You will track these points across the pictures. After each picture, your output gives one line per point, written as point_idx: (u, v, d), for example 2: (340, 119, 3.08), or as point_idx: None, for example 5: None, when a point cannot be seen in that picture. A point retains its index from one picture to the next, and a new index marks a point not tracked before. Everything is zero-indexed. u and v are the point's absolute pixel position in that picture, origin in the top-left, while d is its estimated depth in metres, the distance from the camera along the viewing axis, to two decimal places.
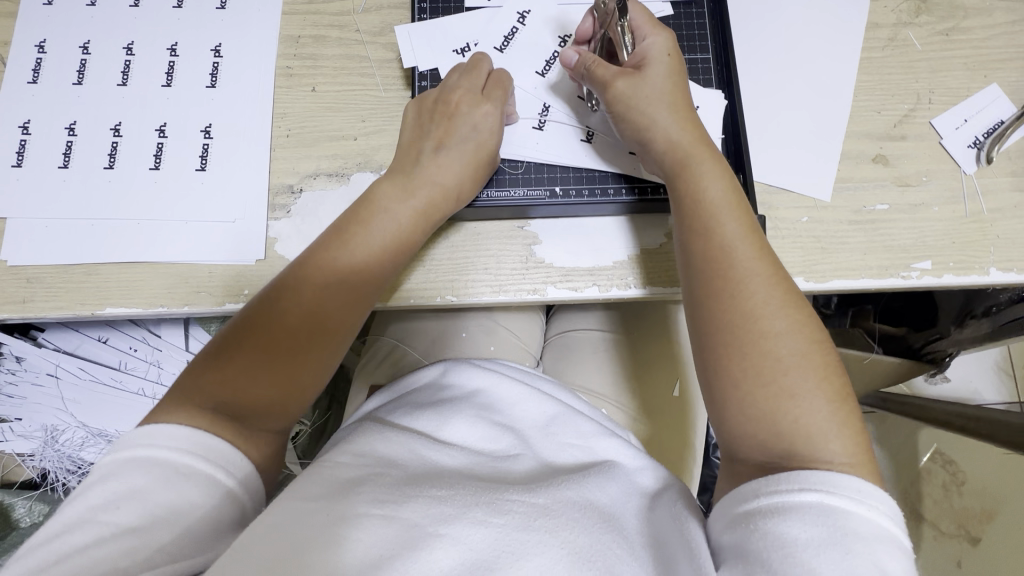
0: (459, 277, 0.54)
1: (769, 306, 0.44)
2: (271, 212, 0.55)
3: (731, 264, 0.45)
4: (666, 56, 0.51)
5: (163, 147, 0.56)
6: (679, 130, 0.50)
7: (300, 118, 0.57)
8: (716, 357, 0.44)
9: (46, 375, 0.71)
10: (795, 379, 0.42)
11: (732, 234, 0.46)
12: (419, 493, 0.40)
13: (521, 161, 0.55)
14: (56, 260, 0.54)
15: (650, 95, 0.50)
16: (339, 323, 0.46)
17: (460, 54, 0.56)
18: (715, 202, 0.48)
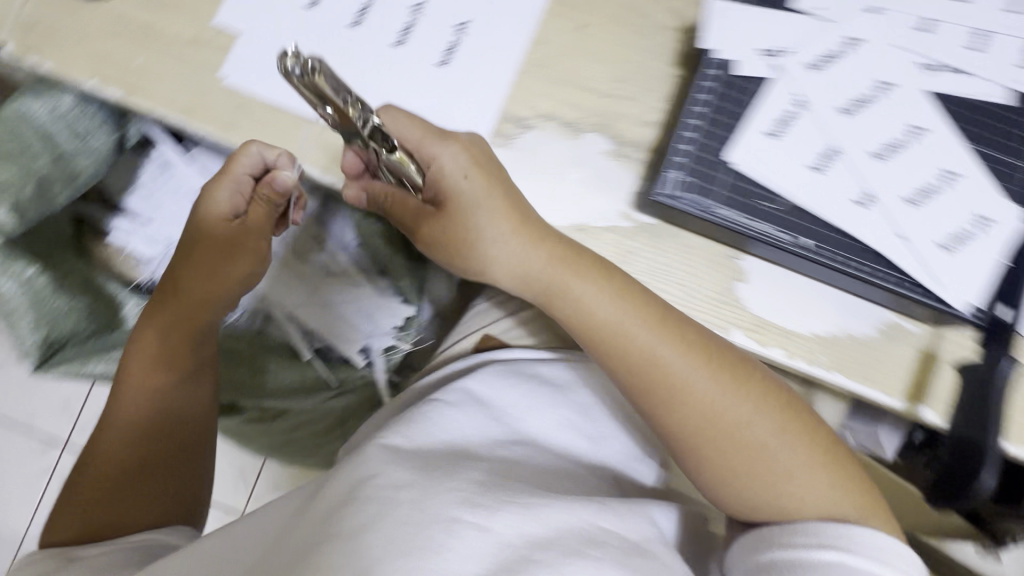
0: (651, 282, 0.51)
1: (718, 398, 0.47)
2: (493, 137, 0.52)
3: (681, 392, 0.47)
4: (461, 176, 0.47)
5: (412, 27, 0.52)
6: (566, 281, 0.48)
7: (557, 54, 0.53)
8: (695, 466, 0.47)
9: (188, 190, 0.72)
10: (780, 462, 0.46)
11: (662, 354, 0.47)
12: (507, 500, 0.44)
13: (785, 201, 0.46)
14: (272, 98, 0.52)
15: (468, 200, 0.48)
16: (162, 421, 0.53)
17: (763, 56, 0.46)
18: (639, 334, 0.47)
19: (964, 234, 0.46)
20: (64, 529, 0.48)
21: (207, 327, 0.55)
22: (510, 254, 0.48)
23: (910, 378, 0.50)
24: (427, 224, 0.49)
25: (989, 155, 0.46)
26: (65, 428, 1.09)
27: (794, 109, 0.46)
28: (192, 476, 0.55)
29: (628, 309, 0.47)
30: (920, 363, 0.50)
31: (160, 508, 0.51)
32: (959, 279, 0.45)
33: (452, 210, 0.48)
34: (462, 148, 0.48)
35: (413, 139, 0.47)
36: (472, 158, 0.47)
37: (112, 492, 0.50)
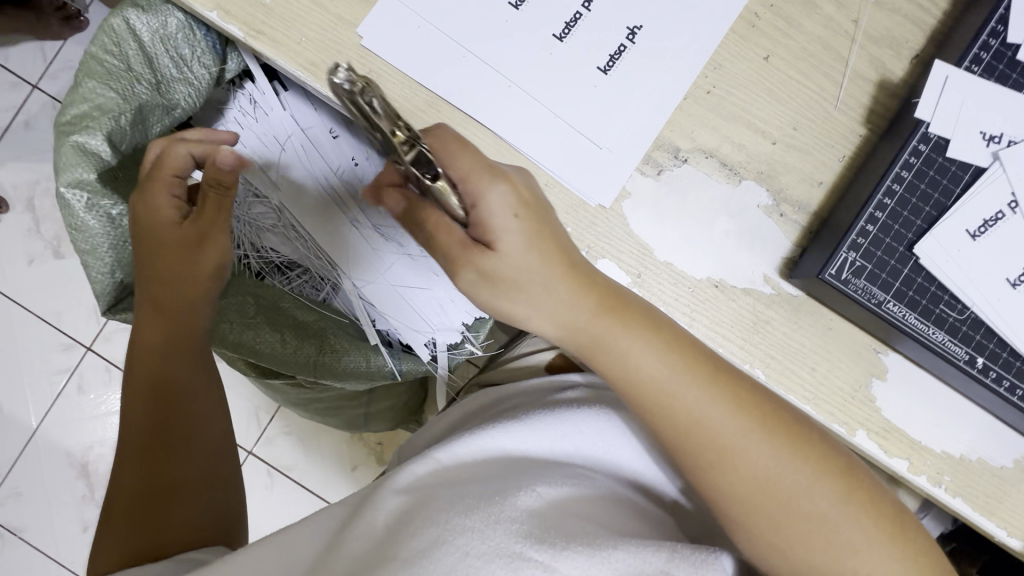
0: (782, 359, 0.46)
1: (777, 466, 0.39)
2: (642, 163, 0.46)
3: (728, 454, 0.40)
4: (512, 216, 0.38)
5: (579, 20, 0.46)
6: (622, 338, 0.40)
7: (733, 82, 0.46)
8: (756, 549, 0.41)
9: (271, 136, 0.66)
10: (845, 534, 0.39)
11: (717, 424, 0.39)
12: (569, 537, 0.41)
13: (969, 312, 0.41)
14: (409, 70, 0.46)
15: (517, 254, 0.38)
16: (167, 424, 0.49)
17: (985, 142, 0.40)
18: (690, 399, 0.40)
19: None
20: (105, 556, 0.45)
21: (196, 315, 0.53)
22: (552, 305, 0.40)
23: None
24: (477, 262, 0.38)
25: None
26: (94, 335, 1.07)
27: (1006, 210, 0.40)
28: (223, 467, 0.51)
29: (676, 365, 0.40)
30: None
31: (199, 514, 0.47)
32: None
33: (504, 262, 0.38)
34: (511, 191, 0.38)
35: (467, 164, 0.38)
36: (523, 199, 0.39)
37: (142, 517, 0.46)
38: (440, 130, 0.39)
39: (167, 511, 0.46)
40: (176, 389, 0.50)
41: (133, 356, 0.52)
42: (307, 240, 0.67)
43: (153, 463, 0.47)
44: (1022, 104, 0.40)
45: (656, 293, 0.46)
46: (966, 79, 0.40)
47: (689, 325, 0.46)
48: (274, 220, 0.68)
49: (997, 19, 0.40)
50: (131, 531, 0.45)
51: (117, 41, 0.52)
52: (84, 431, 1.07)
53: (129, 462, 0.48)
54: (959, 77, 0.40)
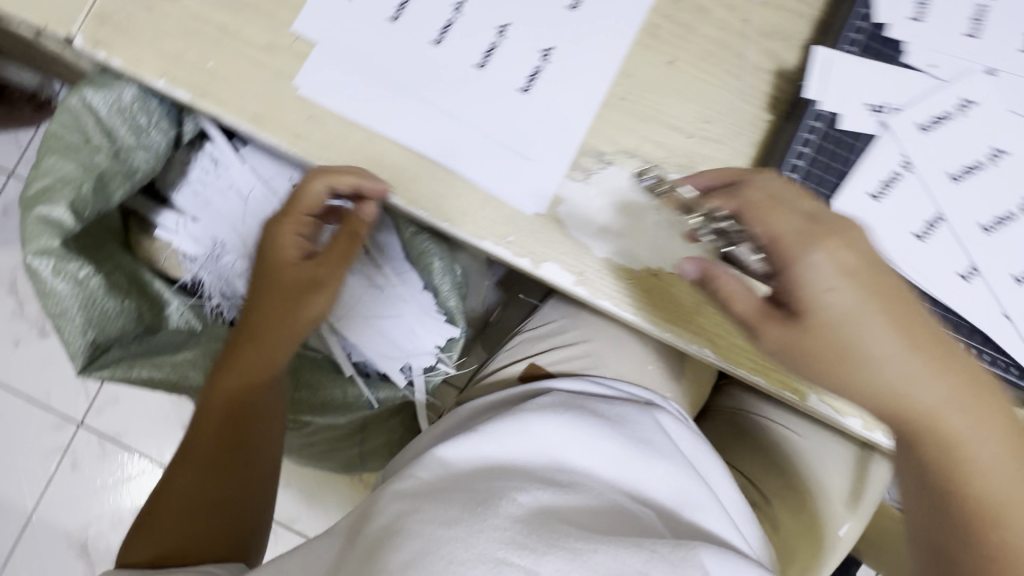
0: (726, 336, 0.49)
1: (999, 482, 0.40)
2: (570, 170, 0.50)
3: (979, 462, 0.40)
4: (832, 290, 0.38)
5: (496, 48, 0.50)
6: (925, 373, 0.39)
7: (644, 87, 0.50)
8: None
9: (234, 190, 0.71)
10: None
11: (983, 459, 0.40)
12: (552, 540, 0.44)
13: (884, 267, 0.43)
14: (345, 111, 0.50)
15: (852, 317, 0.39)
16: (240, 450, 0.53)
17: (871, 112, 0.44)
18: (948, 413, 0.39)
19: None
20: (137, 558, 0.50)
21: (285, 347, 0.54)
22: (876, 340, 0.39)
23: None
24: (773, 331, 0.40)
25: None
26: (84, 409, 1.07)
27: (901, 170, 0.43)
28: (264, 483, 0.55)
29: (953, 390, 0.39)
30: None
31: (227, 527, 0.52)
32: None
33: (813, 322, 0.39)
34: (842, 252, 0.39)
35: (789, 233, 0.39)
36: (850, 262, 0.39)
37: (184, 524, 0.51)
38: (766, 177, 0.42)
39: (203, 523, 0.51)
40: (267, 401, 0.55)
41: (214, 375, 0.54)
42: None
43: (215, 479, 0.52)
44: (901, 74, 0.44)
45: (599, 288, 0.49)
46: (845, 59, 0.45)
47: (635, 314, 0.49)
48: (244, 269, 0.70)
49: (859, 6, 0.45)
50: (164, 532, 0.50)
51: (78, 119, 0.57)
52: (82, 508, 1.06)
53: (185, 468, 0.52)
54: (839, 58, 0.45)
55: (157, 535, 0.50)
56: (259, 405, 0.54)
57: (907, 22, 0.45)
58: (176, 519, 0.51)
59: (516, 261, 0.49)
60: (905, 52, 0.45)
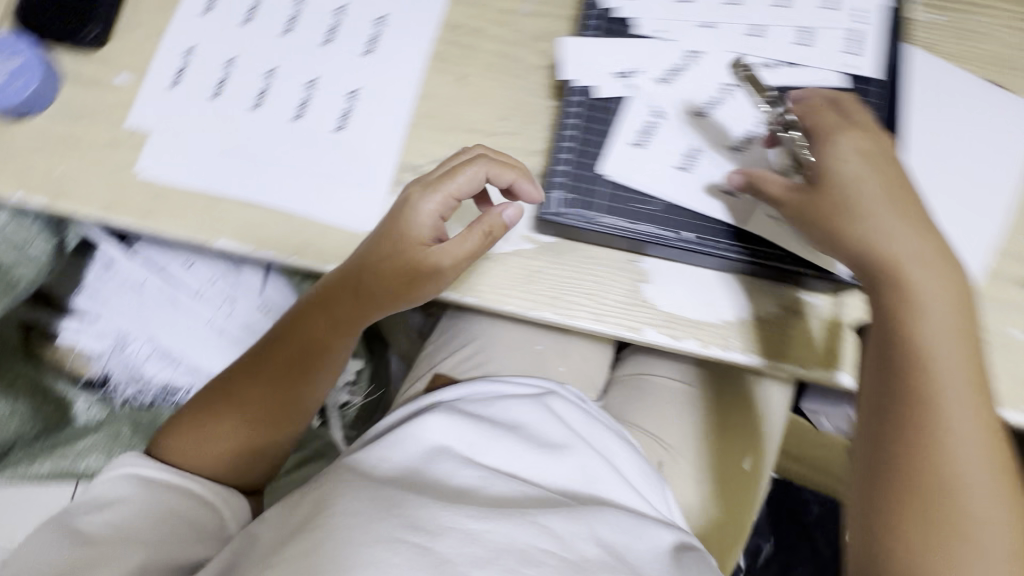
0: (560, 295, 0.53)
1: (959, 408, 0.41)
2: (393, 186, 0.56)
3: (921, 303, 0.43)
4: (853, 165, 0.45)
5: (308, 101, 0.57)
6: (929, 250, 0.44)
7: (443, 103, 0.57)
8: (891, 496, 0.41)
9: (132, 284, 0.75)
10: (973, 498, 0.40)
11: (944, 355, 0.42)
12: (450, 523, 0.48)
13: (659, 201, 0.51)
14: (184, 183, 0.56)
15: (870, 199, 0.45)
16: (298, 385, 0.58)
17: (618, 78, 0.52)
18: (916, 262, 0.43)
19: None
20: (180, 446, 0.56)
21: (329, 319, 0.56)
22: (925, 268, 0.43)
23: (820, 349, 0.52)
24: (795, 199, 0.46)
25: None
26: None
27: (652, 119, 0.51)
28: (293, 417, 0.59)
29: (939, 274, 0.43)
30: (828, 331, 0.52)
31: (255, 452, 0.58)
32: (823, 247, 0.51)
33: (830, 188, 0.46)
34: (863, 139, 0.46)
35: (831, 121, 0.47)
36: (869, 143, 0.46)
37: (226, 430, 0.57)
38: (873, 118, 0.48)
39: (242, 445, 0.57)
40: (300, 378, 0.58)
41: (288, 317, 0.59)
42: (185, 359, 0.76)
43: (278, 373, 0.57)
44: (637, 45, 0.52)
45: None
46: (588, 45, 0.53)
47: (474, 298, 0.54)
48: (151, 354, 0.74)
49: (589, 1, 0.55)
50: (186, 442, 0.56)
51: None
52: None
53: (221, 412, 0.57)
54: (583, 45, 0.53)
55: (193, 438, 0.56)
56: (310, 365, 0.58)
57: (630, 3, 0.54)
58: (214, 425, 0.57)
59: None
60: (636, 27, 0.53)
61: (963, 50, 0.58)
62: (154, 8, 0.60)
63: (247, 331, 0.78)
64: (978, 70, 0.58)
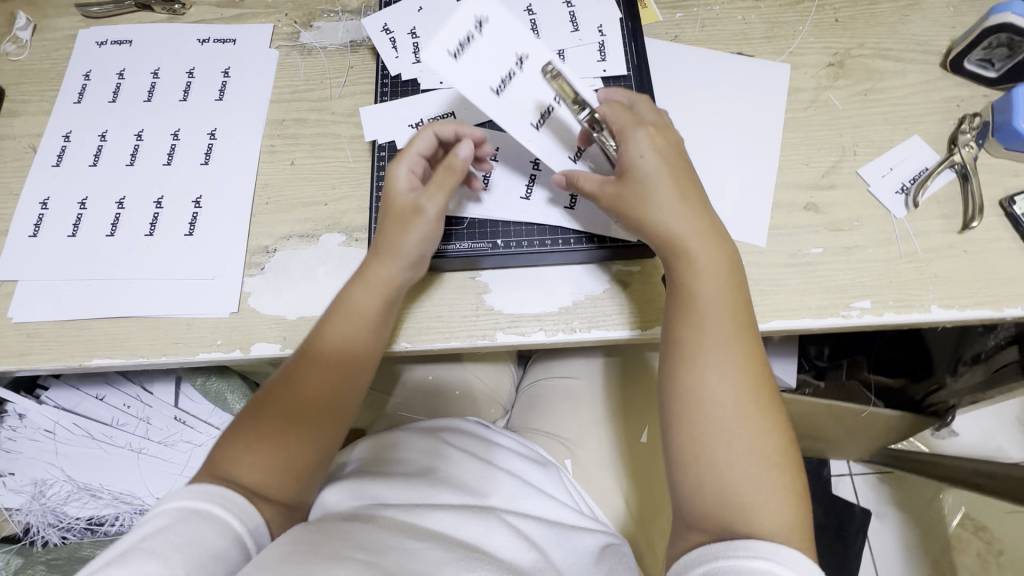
0: (413, 323, 0.58)
1: (733, 359, 0.47)
2: (247, 270, 0.61)
3: (687, 273, 0.50)
4: (643, 156, 0.52)
5: (158, 217, 0.63)
6: (696, 225, 0.51)
7: (279, 188, 0.64)
8: (685, 434, 0.47)
9: (42, 431, 0.73)
10: (744, 430, 0.46)
11: (716, 305, 0.49)
12: (389, 545, 0.48)
13: (466, 220, 0.60)
14: (53, 316, 0.60)
15: (655, 188, 0.52)
16: (345, 371, 0.53)
17: (415, 127, 0.63)
18: (688, 235, 0.50)
19: None
20: (243, 472, 0.48)
21: (341, 317, 0.54)
22: (689, 236, 0.51)
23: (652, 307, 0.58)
24: (611, 190, 0.54)
25: None
26: None
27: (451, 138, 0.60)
28: (351, 399, 0.54)
29: (707, 243, 0.51)
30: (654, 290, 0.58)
31: (327, 443, 0.52)
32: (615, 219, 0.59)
33: (625, 180, 0.53)
34: (649, 137, 0.53)
35: (626, 120, 0.54)
36: (658, 144, 0.53)
37: (282, 437, 0.50)
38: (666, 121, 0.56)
39: (302, 430, 0.51)
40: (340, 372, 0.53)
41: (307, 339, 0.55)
42: (105, 487, 0.78)
43: (336, 375, 0.53)
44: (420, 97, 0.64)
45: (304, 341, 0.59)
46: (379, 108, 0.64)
47: None
48: (70, 493, 0.76)
49: (381, 75, 0.66)
50: (305, 445, 0.51)
51: None
52: None
53: (246, 432, 0.50)
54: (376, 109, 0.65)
55: (253, 459, 0.49)
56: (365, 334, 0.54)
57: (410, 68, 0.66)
58: (287, 440, 0.50)
59: (228, 356, 0.58)
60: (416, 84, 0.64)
61: (708, 34, 0.68)
62: (10, 173, 0.67)
63: (166, 444, 0.78)
64: (723, 47, 0.68)
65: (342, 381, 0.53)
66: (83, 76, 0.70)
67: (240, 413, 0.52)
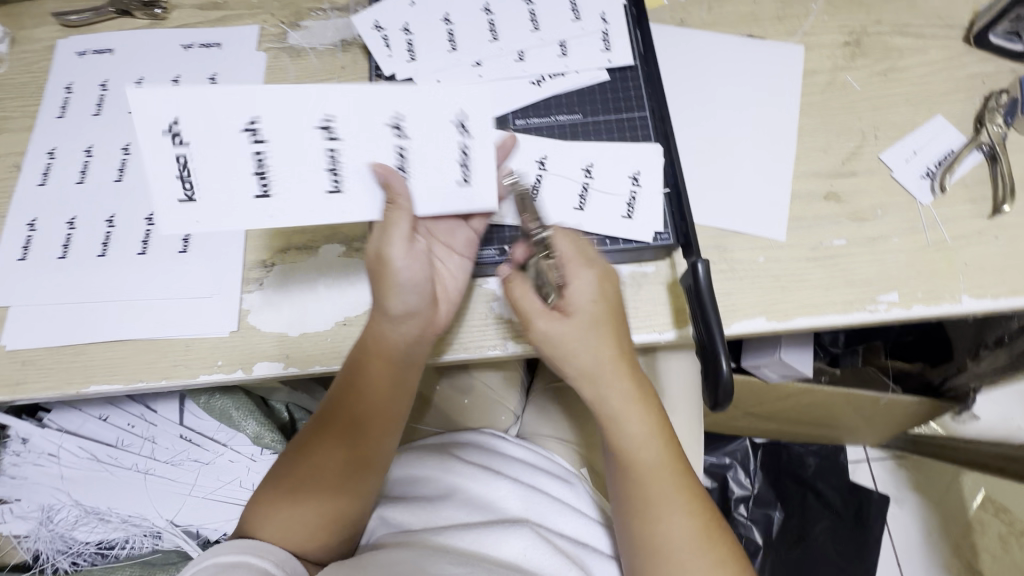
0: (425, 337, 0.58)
1: (666, 487, 0.52)
2: (245, 286, 0.59)
3: (623, 444, 0.53)
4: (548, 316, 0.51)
5: (150, 234, 0.61)
6: (614, 375, 0.52)
7: None
8: (635, 556, 0.53)
9: (49, 455, 0.74)
10: (679, 552, 0.51)
11: (642, 445, 0.53)
12: (427, 574, 0.48)
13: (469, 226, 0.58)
14: (47, 342, 0.58)
15: (569, 340, 0.51)
16: (364, 408, 0.54)
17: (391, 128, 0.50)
18: (604, 384, 0.52)
19: (632, 193, 0.57)
20: (280, 531, 0.53)
21: (352, 373, 0.53)
22: (610, 387, 0.52)
23: (669, 309, 0.55)
24: (543, 326, 0.51)
25: (613, 118, 0.59)
26: None
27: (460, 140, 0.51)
28: (379, 429, 0.55)
29: (628, 388, 0.52)
30: (670, 293, 0.56)
31: (363, 474, 0.55)
32: (628, 219, 0.56)
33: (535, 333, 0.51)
34: (595, 280, 0.51)
35: (571, 257, 0.52)
36: (601, 289, 0.51)
37: (316, 482, 0.54)
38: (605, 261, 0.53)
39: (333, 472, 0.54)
40: (380, 414, 0.54)
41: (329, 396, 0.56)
42: (113, 511, 0.74)
43: (355, 412, 0.54)
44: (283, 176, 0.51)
45: (309, 358, 0.57)
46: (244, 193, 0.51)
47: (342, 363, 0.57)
48: (79, 517, 0.74)
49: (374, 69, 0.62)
50: (336, 482, 0.54)
51: None
52: None
53: (282, 484, 0.54)
54: (232, 197, 0.51)
55: (290, 515, 0.53)
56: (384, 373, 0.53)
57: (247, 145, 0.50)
58: (319, 485, 0.54)
59: (231, 377, 0.57)
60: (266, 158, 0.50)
61: (715, 17, 0.65)
62: None
63: (173, 464, 0.76)
64: (733, 30, 0.65)
65: (381, 416, 0.55)
66: (65, 89, 0.68)
67: (278, 462, 0.56)
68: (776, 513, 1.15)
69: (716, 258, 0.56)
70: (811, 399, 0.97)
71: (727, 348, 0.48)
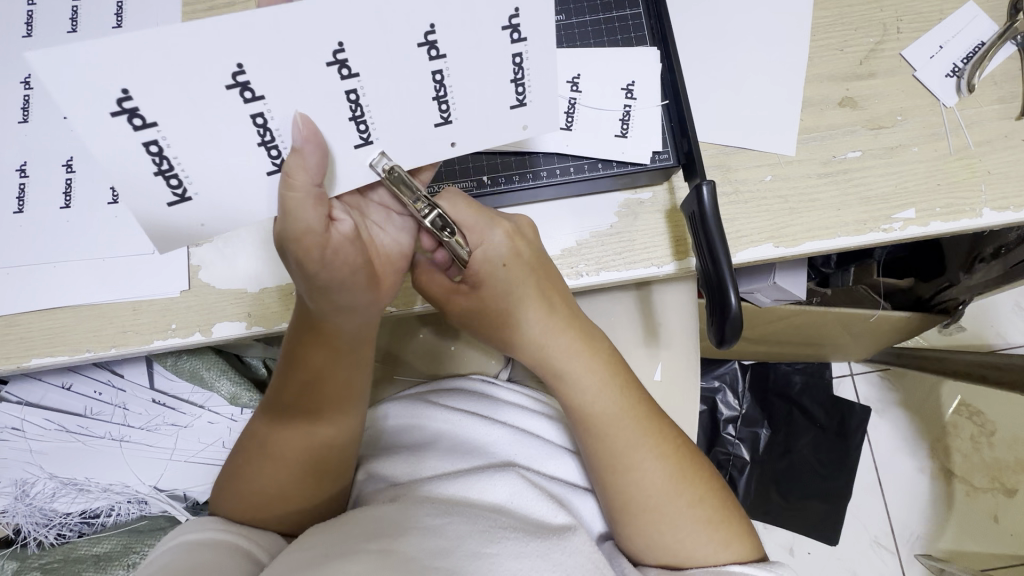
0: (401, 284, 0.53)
1: (636, 438, 0.51)
2: None
3: (582, 395, 0.51)
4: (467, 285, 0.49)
5: (71, 184, 0.53)
6: (551, 329, 0.50)
7: None
8: (614, 506, 0.52)
9: (11, 429, 0.67)
10: (654, 496, 0.51)
11: (599, 398, 0.51)
12: (406, 527, 0.46)
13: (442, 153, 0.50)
14: None
15: (500, 302, 0.49)
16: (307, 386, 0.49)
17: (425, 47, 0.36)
18: (546, 341, 0.51)
19: (627, 109, 0.50)
20: (240, 506, 0.51)
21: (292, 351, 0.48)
22: (553, 341, 0.51)
23: (668, 240, 0.50)
24: (461, 303, 0.50)
25: (602, 19, 0.50)
26: None
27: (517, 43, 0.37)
28: (330, 401, 0.50)
29: (573, 341, 0.51)
30: (669, 221, 0.51)
31: (318, 448, 0.51)
32: (622, 138, 0.49)
33: (454, 305, 0.50)
34: (508, 242, 0.47)
35: (477, 224, 0.46)
36: (517, 250, 0.47)
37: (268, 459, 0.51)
38: (519, 219, 0.49)
39: (286, 449, 0.51)
40: (329, 385, 0.49)
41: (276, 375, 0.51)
42: (94, 480, 0.73)
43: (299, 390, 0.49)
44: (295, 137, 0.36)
45: (273, 313, 0.52)
46: (255, 168, 0.36)
47: None
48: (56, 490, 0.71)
49: None
50: (291, 457, 0.51)
51: None
52: None
53: (242, 462, 0.52)
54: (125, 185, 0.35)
55: (249, 494, 0.51)
56: (322, 349, 0.47)
57: (240, 109, 0.34)
58: (273, 462, 0.51)
59: (189, 341, 0.51)
60: (270, 121, 0.35)
61: None
62: None
63: (149, 430, 0.72)
64: None
65: (338, 400, 0.50)
66: None
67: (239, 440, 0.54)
68: (761, 430, 1.18)
69: (718, 179, 0.50)
70: (802, 321, 0.95)
71: (734, 278, 0.44)
